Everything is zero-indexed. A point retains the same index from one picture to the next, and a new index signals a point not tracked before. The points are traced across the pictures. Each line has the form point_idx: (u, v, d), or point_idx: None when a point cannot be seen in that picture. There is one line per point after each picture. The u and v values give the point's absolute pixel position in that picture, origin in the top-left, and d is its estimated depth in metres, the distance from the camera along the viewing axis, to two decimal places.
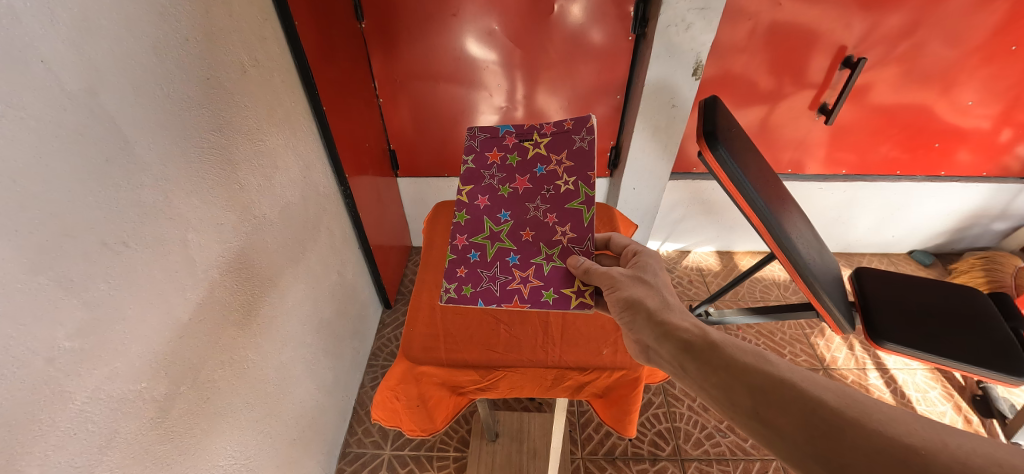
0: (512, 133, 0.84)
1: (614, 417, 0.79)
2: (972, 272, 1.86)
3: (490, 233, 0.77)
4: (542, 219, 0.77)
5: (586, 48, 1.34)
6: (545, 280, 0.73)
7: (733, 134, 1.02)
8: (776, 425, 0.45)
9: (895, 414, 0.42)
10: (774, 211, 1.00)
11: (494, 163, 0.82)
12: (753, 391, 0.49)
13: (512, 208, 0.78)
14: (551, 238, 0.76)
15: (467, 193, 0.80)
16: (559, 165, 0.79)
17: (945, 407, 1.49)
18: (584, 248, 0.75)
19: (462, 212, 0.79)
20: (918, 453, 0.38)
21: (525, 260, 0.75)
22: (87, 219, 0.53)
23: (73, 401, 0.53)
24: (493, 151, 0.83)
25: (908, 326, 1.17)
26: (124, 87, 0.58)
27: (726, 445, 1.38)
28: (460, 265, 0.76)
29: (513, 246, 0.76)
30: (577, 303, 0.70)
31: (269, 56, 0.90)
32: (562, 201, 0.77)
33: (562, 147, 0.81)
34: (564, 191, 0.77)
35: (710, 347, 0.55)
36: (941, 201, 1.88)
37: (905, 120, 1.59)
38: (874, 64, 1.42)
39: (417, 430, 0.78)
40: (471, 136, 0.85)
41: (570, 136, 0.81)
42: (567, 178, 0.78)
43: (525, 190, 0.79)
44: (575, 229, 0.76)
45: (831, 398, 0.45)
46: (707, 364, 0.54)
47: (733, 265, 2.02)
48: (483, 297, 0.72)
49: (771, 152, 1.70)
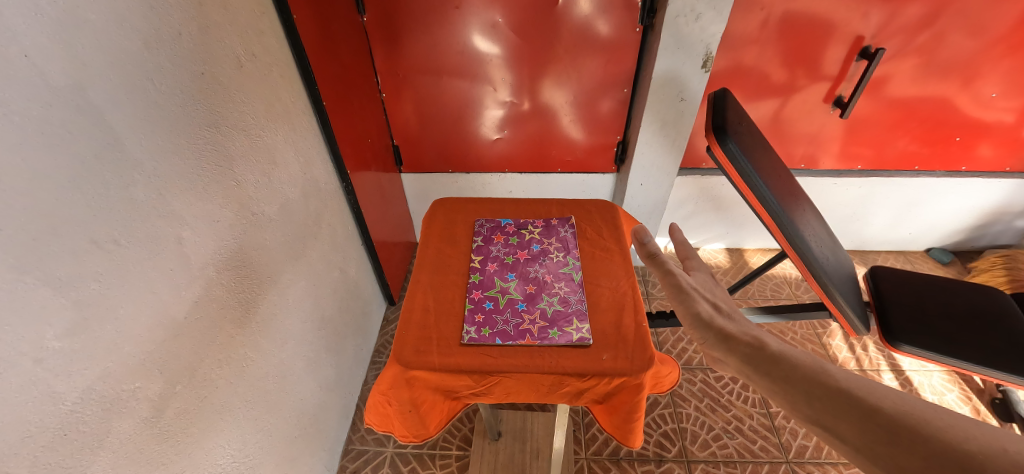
0: (511, 225, 0.99)
1: (616, 424, 0.78)
2: (992, 271, 1.80)
3: (500, 288, 0.84)
4: (543, 279, 0.86)
5: (591, 42, 1.31)
6: (550, 319, 0.77)
7: (744, 128, 0.98)
8: (835, 432, 0.41)
9: (959, 421, 0.36)
10: (786, 208, 0.96)
11: (498, 243, 0.93)
12: (811, 397, 0.45)
13: (516, 271, 0.88)
14: (551, 291, 0.83)
15: (478, 261, 0.89)
16: (551, 244, 0.93)
17: (963, 411, 1.44)
18: (578, 297, 0.82)
19: (475, 273, 0.86)
20: (977, 457, 0.33)
21: (531, 306, 0.80)
22: (76, 219, 0.52)
23: (62, 402, 0.52)
24: (497, 235, 0.96)
25: (924, 328, 1.12)
26: (113, 80, 0.56)
27: (734, 447, 1.35)
28: (476, 311, 0.79)
29: (520, 298, 0.83)
30: (579, 336, 0.74)
31: (267, 50, 0.89)
32: (557, 267, 0.88)
33: (551, 232, 0.96)
34: (557, 260, 0.89)
35: (769, 356, 0.52)
36: (961, 197, 1.82)
37: (925, 113, 1.53)
38: (892, 55, 1.36)
39: (409, 435, 0.77)
40: (479, 228, 0.97)
41: (557, 227, 0.97)
42: (559, 252, 0.91)
43: (526, 259, 0.90)
44: (568, 285, 0.84)
45: (890, 405, 0.40)
46: (765, 373, 0.51)
47: (743, 262, 1.97)
48: (501, 335, 0.74)
49: (783, 147, 1.65)
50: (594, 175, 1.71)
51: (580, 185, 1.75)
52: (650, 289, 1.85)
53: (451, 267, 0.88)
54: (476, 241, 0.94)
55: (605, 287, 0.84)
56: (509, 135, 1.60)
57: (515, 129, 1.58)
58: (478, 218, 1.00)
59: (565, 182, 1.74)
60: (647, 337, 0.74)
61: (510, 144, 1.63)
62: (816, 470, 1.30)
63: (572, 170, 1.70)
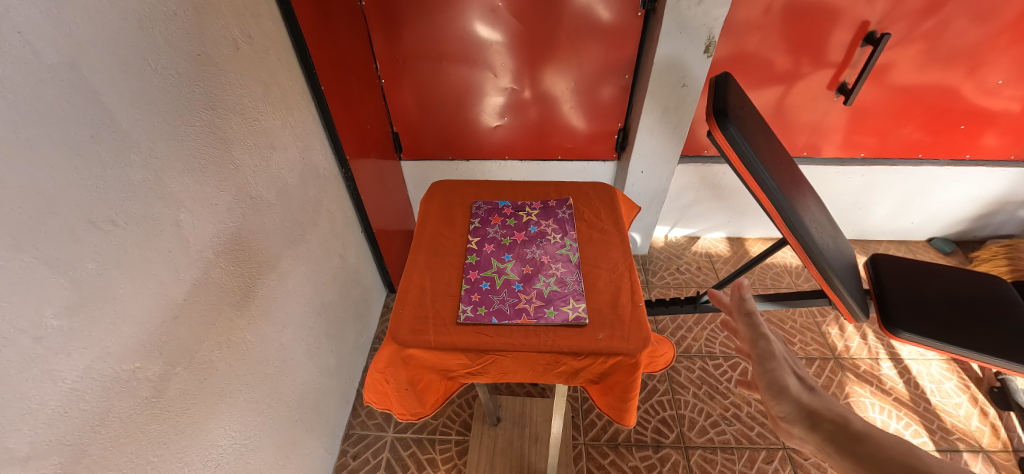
0: (509, 207, 0.98)
1: (611, 404, 0.78)
2: (995, 261, 1.82)
3: (497, 269, 0.84)
4: (540, 259, 0.86)
5: (592, 27, 1.30)
6: (547, 299, 0.77)
7: (745, 112, 0.97)
8: None
9: None
10: (787, 193, 0.95)
11: (496, 225, 0.93)
12: None
13: (513, 252, 0.88)
14: (548, 272, 0.83)
15: (476, 242, 0.89)
16: (549, 225, 0.93)
17: (961, 399, 1.44)
18: (575, 278, 0.82)
19: (472, 254, 0.86)
20: None
21: (528, 286, 0.80)
22: (73, 198, 0.52)
23: (62, 380, 0.52)
24: (494, 216, 0.95)
25: (925, 315, 1.12)
26: (108, 61, 0.56)
27: (731, 433, 1.36)
28: (473, 291, 0.79)
29: (517, 278, 0.82)
30: (575, 316, 0.74)
31: (264, 33, 0.88)
32: (554, 248, 0.88)
33: (549, 214, 0.96)
34: (554, 241, 0.89)
35: (858, 439, 0.51)
36: (965, 186, 1.80)
37: (930, 101, 1.51)
38: (899, 40, 1.34)
39: (406, 414, 0.78)
40: (477, 210, 0.97)
41: (554, 209, 0.97)
42: (556, 233, 0.91)
43: (523, 240, 0.90)
44: (565, 266, 0.84)
45: None
46: (852, 455, 0.50)
47: (744, 251, 1.97)
48: (497, 315, 0.74)
49: (786, 135, 1.63)
50: (594, 163, 1.70)
51: (580, 173, 1.74)
52: (650, 277, 1.85)
53: (449, 250, 0.88)
54: (474, 223, 0.94)
55: (603, 268, 0.84)
56: (509, 122, 1.59)
57: (516, 116, 1.57)
58: (476, 201, 1.00)
59: (565, 169, 1.73)
60: (645, 319, 0.74)
61: (510, 131, 1.62)
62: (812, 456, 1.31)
63: (572, 157, 1.69)
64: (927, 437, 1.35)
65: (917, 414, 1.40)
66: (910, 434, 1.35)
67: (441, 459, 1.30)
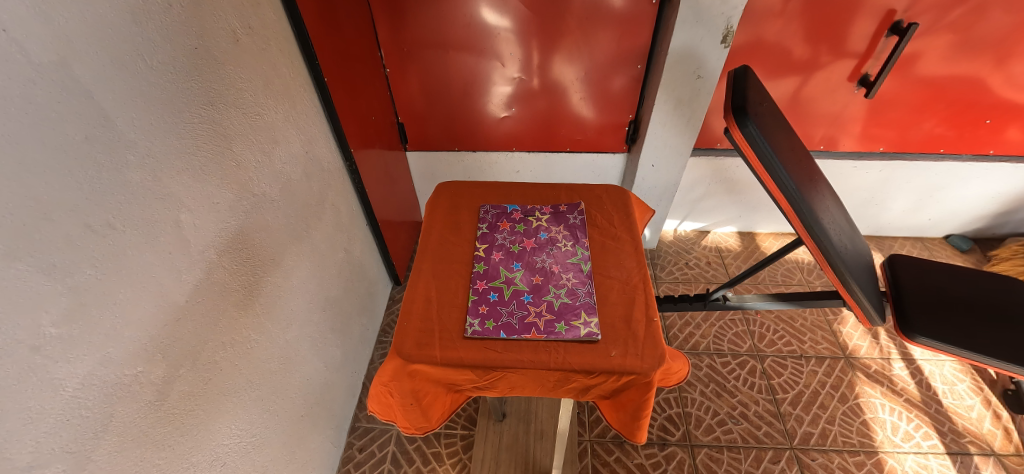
0: (517, 211, 0.96)
1: (623, 420, 0.77)
2: (1014, 260, 1.78)
3: (505, 279, 0.81)
4: (549, 269, 0.84)
5: (604, 14, 1.25)
6: (556, 313, 0.75)
7: (764, 109, 0.93)
8: None
9: None
10: (806, 194, 0.92)
11: (504, 231, 0.91)
12: None
13: (521, 260, 0.85)
14: (558, 282, 0.81)
15: (483, 249, 0.87)
16: (558, 232, 0.90)
17: (973, 401, 1.42)
18: (585, 289, 0.79)
19: (480, 263, 0.84)
20: None
21: (537, 298, 0.78)
22: (68, 201, 0.50)
23: (63, 388, 0.51)
24: (503, 221, 0.93)
25: (942, 319, 1.09)
26: (100, 56, 0.53)
27: (738, 432, 1.35)
28: (480, 303, 0.77)
29: (525, 288, 0.80)
30: (586, 332, 0.72)
31: (264, 24, 0.85)
32: (564, 257, 0.85)
33: (560, 220, 0.93)
34: (564, 250, 0.87)
35: None
36: (987, 181, 1.74)
37: (956, 94, 1.45)
38: (926, 30, 1.28)
39: (411, 427, 0.77)
40: (484, 213, 0.95)
41: (565, 214, 0.94)
42: (566, 241, 0.88)
43: (532, 247, 0.88)
44: (575, 275, 0.82)
45: None
46: None
47: (754, 246, 1.93)
48: (506, 329, 0.72)
49: (802, 127, 1.58)
50: (604, 156, 1.66)
51: (590, 166, 1.71)
52: (658, 272, 1.82)
53: (455, 255, 0.86)
54: (481, 229, 0.92)
55: (615, 278, 0.82)
56: (517, 113, 1.55)
57: (523, 106, 1.53)
58: (483, 204, 0.98)
59: (574, 162, 1.69)
60: (658, 335, 0.72)
61: (518, 122, 1.58)
62: (820, 457, 1.29)
63: (581, 149, 1.65)
64: (938, 440, 1.33)
65: (929, 416, 1.38)
66: (920, 436, 1.33)
67: (447, 453, 1.30)
